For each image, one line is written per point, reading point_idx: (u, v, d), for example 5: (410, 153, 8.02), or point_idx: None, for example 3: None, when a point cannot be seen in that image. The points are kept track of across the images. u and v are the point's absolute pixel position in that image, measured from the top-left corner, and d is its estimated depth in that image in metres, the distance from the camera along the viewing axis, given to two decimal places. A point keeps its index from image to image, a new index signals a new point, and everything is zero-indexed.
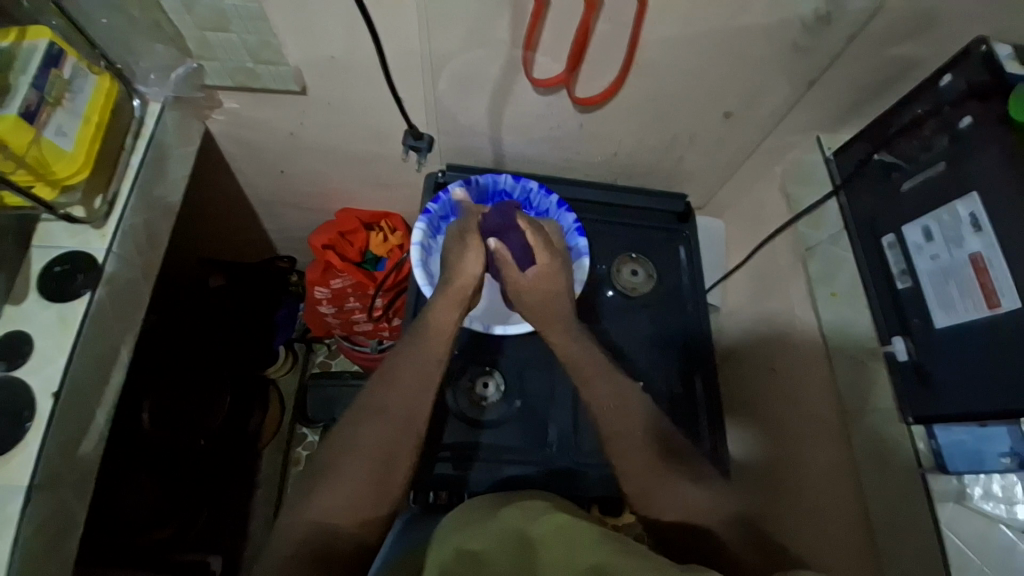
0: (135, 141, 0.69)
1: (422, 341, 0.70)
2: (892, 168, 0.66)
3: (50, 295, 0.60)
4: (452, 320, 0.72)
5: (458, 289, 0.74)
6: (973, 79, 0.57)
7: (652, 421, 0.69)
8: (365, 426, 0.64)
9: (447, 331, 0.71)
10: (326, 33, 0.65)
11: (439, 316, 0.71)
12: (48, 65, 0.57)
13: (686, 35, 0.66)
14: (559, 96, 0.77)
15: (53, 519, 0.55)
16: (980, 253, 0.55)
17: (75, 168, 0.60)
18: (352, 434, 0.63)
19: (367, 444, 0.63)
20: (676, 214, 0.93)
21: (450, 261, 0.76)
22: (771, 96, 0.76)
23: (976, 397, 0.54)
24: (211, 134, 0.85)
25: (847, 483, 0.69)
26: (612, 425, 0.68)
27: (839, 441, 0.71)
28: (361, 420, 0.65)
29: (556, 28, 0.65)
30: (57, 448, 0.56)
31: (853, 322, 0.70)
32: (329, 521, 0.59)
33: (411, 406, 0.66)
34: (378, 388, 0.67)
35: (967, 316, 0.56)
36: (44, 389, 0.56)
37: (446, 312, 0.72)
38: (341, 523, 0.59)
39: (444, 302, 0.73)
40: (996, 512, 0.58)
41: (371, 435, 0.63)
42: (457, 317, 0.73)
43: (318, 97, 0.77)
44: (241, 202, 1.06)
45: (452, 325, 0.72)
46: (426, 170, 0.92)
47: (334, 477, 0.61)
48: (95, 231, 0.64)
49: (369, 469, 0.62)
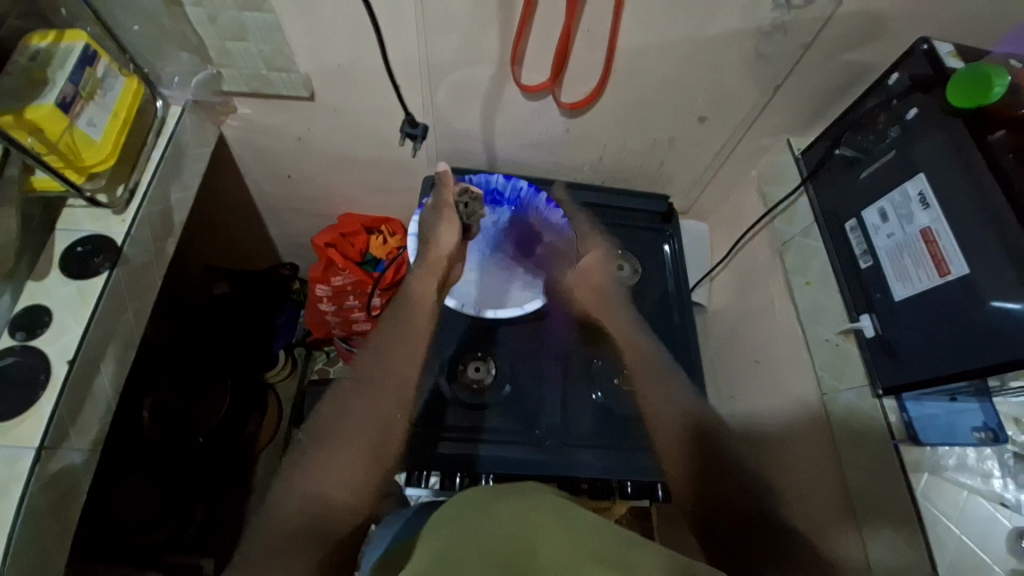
0: (157, 138, 0.76)
1: (407, 313, 0.80)
2: (852, 161, 0.72)
3: (71, 272, 0.66)
4: (429, 292, 0.81)
5: (435, 262, 0.84)
6: (915, 73, 0.64)
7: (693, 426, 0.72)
8: (355, 400, 0.71)
9: (426, 302, 0.81)
10: (334, 43, 0.73)
11: (418, 289, 0.81)
12: (84, 64, 0.63)
13: (659, 44, 0.73)
14: (546, 103, 0.84)
15: (57, 483, 0.60)
16: (929, 227, 0.59)
17: (102, 158, 0.66)
18: (346, 406, 0.70)
19: (360, 415, 0.70)
20: (659, 215, 0.98)
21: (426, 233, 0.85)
22: (741, 101, 0.83)
23: (937, 361, 0.58)
24: (224, 140, 0.92)
25: (828, 460, 0.73)
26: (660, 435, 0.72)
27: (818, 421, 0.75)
28: (354, 391, 0.72)
29: (541, 39, 0.72)
30: (67, 412, 0.61)
31: (825, 305, 0.74)
32: (322, 489, 0.64)
33: (401, 379, 0.74)
34: (368, 367, 0.74)
35: (922, 285, 0.60)
36: (60, 356, 0.62)
37: (423, 285, 0.81)
38: (331, 492, 0.63)
39: (423, 275, 0.82)
40: (967, 481, 0.61)
41: (363, 406, 0.71)
42: (434, 291, 0.82)
43: (325, 103, 0.84)
44: (249, 208, 1.12)
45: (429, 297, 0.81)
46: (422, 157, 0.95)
47: (327, 446, 0.67)
48: (115, 216, 0.70)
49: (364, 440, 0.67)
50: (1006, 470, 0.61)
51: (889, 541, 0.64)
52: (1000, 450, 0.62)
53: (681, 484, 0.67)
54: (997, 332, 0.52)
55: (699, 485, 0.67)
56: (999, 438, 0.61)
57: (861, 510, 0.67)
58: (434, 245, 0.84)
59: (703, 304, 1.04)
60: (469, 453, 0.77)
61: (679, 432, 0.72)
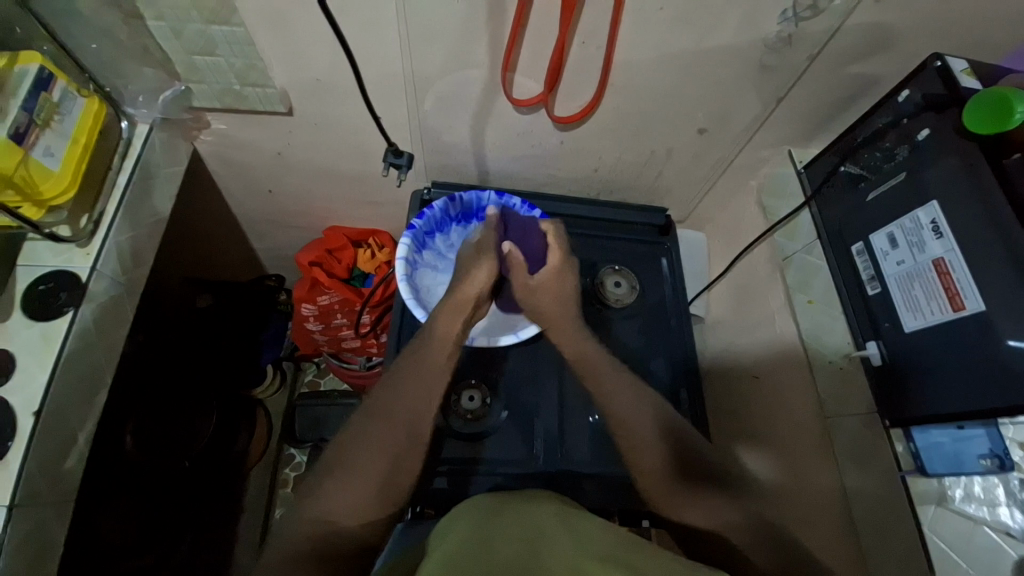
0: (122, 162, 0.71)
1: (425, 347, 0.69)
2: (858, 179, 0.69)
3: (34, 313, 0.61)
4: (453, 331, 0.70)
5: (463, 300, 0.71)
6: (928, 91, 0.60)
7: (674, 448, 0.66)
8: (367, 428, 0.64)
9: (450, 341, 0.69)
10: (312, 57, 0.68)
11: (442, 325, 0.70)
12: (38, 88, 0.58)
13: (659, 55, 0.69)
14: (539, 115, 0.79)
15: (30, 542, 0.57)
16: (942, 257, 0.57)
17: (61, 189, 0.61)
18: (357, 436, 0.63)
19: (372, 443, 0.63)
20: (657, 228, 0.95)
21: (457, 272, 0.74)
22: (743, 112, 0.79)
23: (954, 397, 0.55)
24: (198, 155, 0.87)
25: (811, 434, 0.73)
26: (624, 425, 0.68)
27: (808, 415, 0.73)
28: (367, 420, 0.65)
29: (533, 51, 0.68)
30: (38, 466, 0.57)
31: (830, 328, 0.72)
32: (334, 521, 0.59)
33: (415, 410, 0.66)
34: (386, 388, 0.67)
35: (934, 318, 0.58)
36: (26, 406, 0.58)
37: (449, 320, 0.70)
38: (340, 522, 0.59)
39: (450, 307, 0.71)
40: (980, 514, 0.58)
41: (375, 434, 0.63)
42: (459, 329, 0.71)
43: (303, 118, 0.79)
44: (228, 222, 1.06)
45: (453, 336, 0.70)
46: (408, 184, 0.94)
47: (340, 473, 0.61)
48: (80, 249, 0.65)
49: (378, 471, 0.61)
50: (1016, 500, 0.57)
51: (865, 475, 0.66)
52: (1005, 477, 0.57)
53: (642, 462, 0.67)
54: (1011, 372, 0.50)
55: (667, 469, 0.65)
56: (1005, 465, 0.57)
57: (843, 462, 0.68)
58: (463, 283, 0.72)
59: (700, 316, 1.01)
60: (467, 484, 0.75)
61: (653, 438, 0.67)
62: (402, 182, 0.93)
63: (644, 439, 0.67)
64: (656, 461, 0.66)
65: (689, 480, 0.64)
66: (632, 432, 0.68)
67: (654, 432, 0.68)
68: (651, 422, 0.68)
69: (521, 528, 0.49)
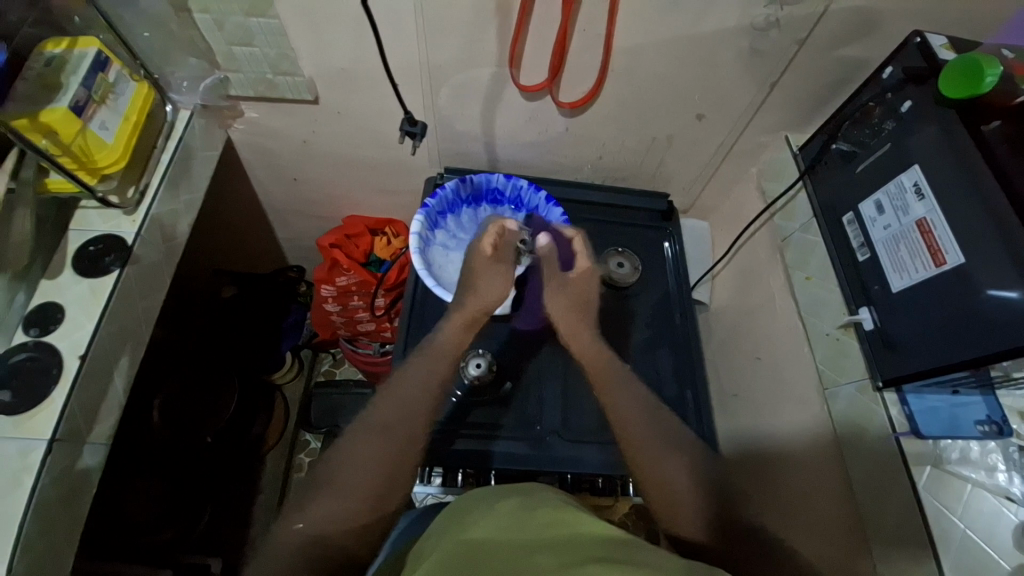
0: (166, 142, 0.79)
1: (434, 357, 0.72)
2: (850, 155, 0.73)
3: (83, 272, 0.69)
4: (461, 341, 0.75)
5: (474, 311, 0.77)
6: (908, 65, 0.65)
7: (710, 489, 0.62)
8: (365, 437, 0.63)
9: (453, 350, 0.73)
10: (338, 47, 0.75)
11: (451, 333, 0.74)
12: (96, 70, 0.66)
13: (654, 41, 0.74)
14: (544, 102, 0.85)
15: (67, 478, 0.62)
16: (925, 217, 0.60)
17: (113, 159, 0.69)
18: (351, 452, 0.61)
19: (366, 455, 0.61)
20: (660, 213, 0.99)
21: (468, 281, 0.79)
22: (739, 98, 0.83)
23: (940, 351, 0.58)
24: (231, 144, 0.94)
25: (829, 455, 0.72)
26: (635, 444, 0.66)
27: (821, 420, 0.74)
28: (362, 435, 0.63)
29: (536, 42, 0.74)
30: (79, 406, 0.63)
31: (826, 300, 0.75)
32: (325, 532, 0.57)
33: (416, 417, 0.65)
34: (383, 402, 0.66)
35: (918, 276, 0.61)
36: (72, 350, 0.64)
37: (457, 332, 0.75)
38: (330, 531, 0.57)
39: (457, 321, 0.76)
40: (972, 475, 0.59)
41: (369, 447, 0.61)
42: (465, 338, 0.75)
43: (328, 106, 0.85)
44: (256, 211, 1.13)
45: (460, 346, 0.74)
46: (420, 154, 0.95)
47: (338, 482, 0.59)
48: (126, 216, 0.73)
49: (373, 483, 0.60)
50: (1014, 466, 0.58)
51: (871, 447, 0.66)
52: (1004, 444, 0.59)
53: (680, 488, 0.61)
54: (990, 319, 0.53)
55: (714, 495, 0.61)
56: (1004, 430, 0.59)
57: (848, 452, 0.69)
58: (475, 293, 0.78)
59: (704, 302, 1.04)
60: (484, 448, 0.79)
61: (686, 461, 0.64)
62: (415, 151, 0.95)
63: (665, 460, 0.64)
64: (690, 495, 0.61)
65: (729, 536, 0.58)
66: (652, 458, 0.64)
67: (665, 445, 0.66)
68: (661, 440, 0.66)
69: (522, 537, 0.48)
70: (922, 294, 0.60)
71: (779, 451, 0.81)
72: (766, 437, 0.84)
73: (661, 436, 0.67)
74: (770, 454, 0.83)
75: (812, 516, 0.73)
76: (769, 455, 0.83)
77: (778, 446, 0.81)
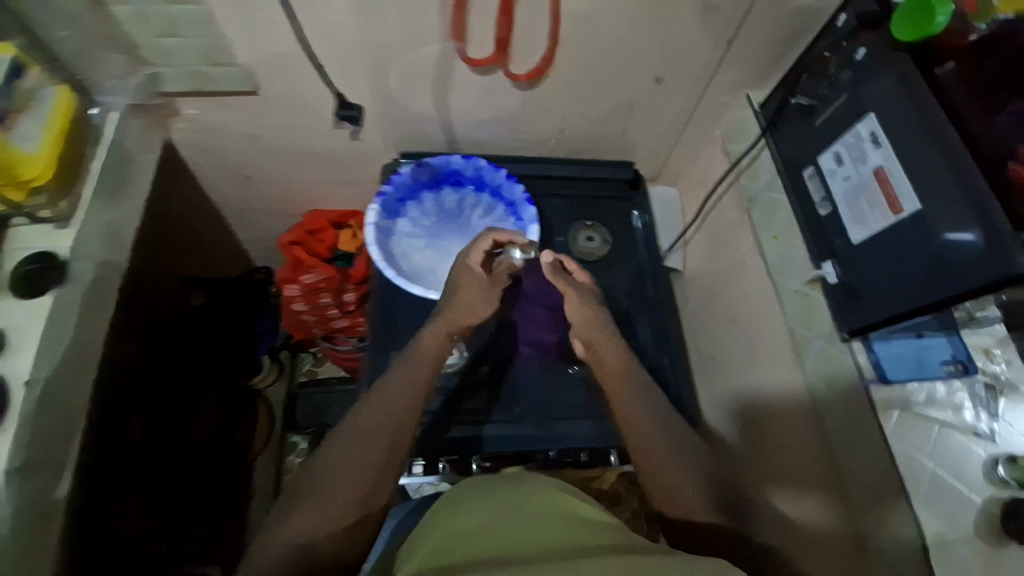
0: (98, 148, 0.74)
1: (413, 365, 0.67)
2: (809, 109, 0.72)
3: (22, 292, 0.64)
4: (442, 349, 0.70)
5: (455, 318, 0.71)
6: (862, 10, 0.64)
7: (710, 473, 0.62)
8: (351, 445, 0.60)
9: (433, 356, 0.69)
10: (271, 32, 0.71)
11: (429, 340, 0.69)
12: (11, 76, 0.64)
13: (604, 3, 0.71)
14: (497, 77, 0.82)
15: (32, 506, 0.60)
16: (882, 166, 0.60)
17: (37, 172, 0.64)
18: (333, 458, 0.59)
19: (351, 465, 0.59)
20: (626, 182, 0.98)
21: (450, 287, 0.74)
22: (696, 57, 0.81)
23: (904, 298, 0.58)
24: (173, 145, 0.89)
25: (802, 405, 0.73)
26: (640, 438, 0.63)
27: (792, 372, 0.75)
28: (347, 441, 0.60)
29: (481, 12, 0.70)
30: (34, 433, 0.60)
31: (792, 256, 0.75)
32: (310, 538, 0.56)
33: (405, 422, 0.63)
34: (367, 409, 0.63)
35: (878, 226, 0.61)
36: (19, 376, 0.61)
37: (435, 340, 0.70)
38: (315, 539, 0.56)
39: (436, 329, 0.71)
40: (940, 415, 0.60)
41: (353, 456, 0.59)
42: (446, 345, 0.71)
43: (271, 96, 0.81)
44: (212, 214, 1.09)
45: (441, 354, 0.70)
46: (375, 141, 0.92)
47: (320, 487, 0.58)
48: (60, 231, 0.69)
49: (357, 490, 0.58)
50: (980, 402, 0.59)
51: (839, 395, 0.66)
52: (970, 381, 0.60)
53: (684, 478, 0.60)
54: (951, 262, 0.52)
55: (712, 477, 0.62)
56: (970, 369, 0.61)
57: (820, 398, 0.69)
58: (458, 299, 0.72)
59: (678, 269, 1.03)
60: (475, 433, 0.79)
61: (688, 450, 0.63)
62: (356, 136, 0.91)
63: (667, 453, 0.62)
64: (695, 482, 0.60)
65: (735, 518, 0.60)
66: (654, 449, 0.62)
67: (667, 431, 0.64)
68: (665, 431, 0.64)
69: (513, 534, 0.47)
70: (885, 242, 0.60)
71: (757, 408, 0.82)
72: (743, 397, 0.86)
73: (665, 424, 0.64)
74: (748, 412, 0.85)
75: (789, 466, 0.75)
76: (747, 412, 0.85)
77: (756, 404, 0.83)
